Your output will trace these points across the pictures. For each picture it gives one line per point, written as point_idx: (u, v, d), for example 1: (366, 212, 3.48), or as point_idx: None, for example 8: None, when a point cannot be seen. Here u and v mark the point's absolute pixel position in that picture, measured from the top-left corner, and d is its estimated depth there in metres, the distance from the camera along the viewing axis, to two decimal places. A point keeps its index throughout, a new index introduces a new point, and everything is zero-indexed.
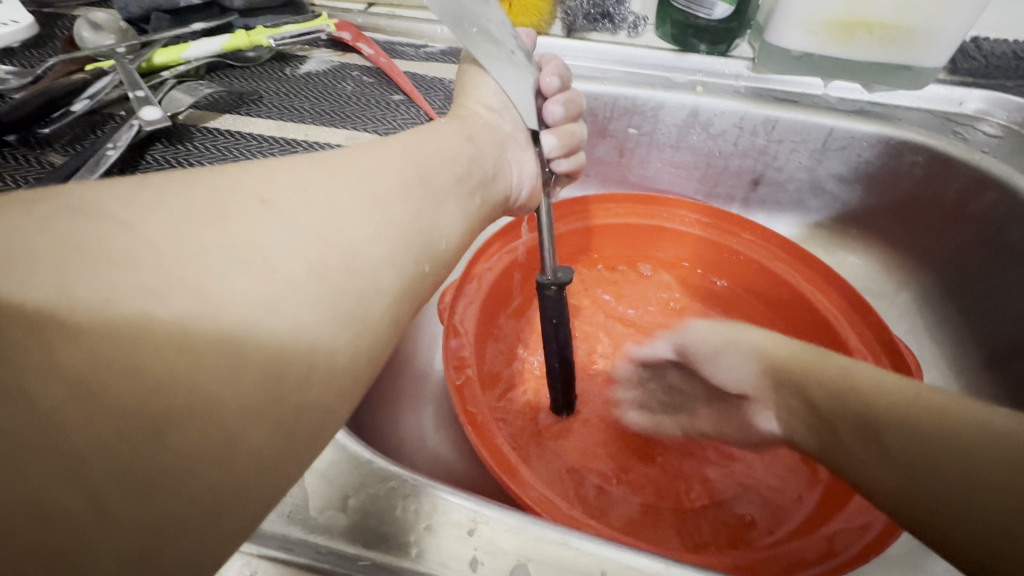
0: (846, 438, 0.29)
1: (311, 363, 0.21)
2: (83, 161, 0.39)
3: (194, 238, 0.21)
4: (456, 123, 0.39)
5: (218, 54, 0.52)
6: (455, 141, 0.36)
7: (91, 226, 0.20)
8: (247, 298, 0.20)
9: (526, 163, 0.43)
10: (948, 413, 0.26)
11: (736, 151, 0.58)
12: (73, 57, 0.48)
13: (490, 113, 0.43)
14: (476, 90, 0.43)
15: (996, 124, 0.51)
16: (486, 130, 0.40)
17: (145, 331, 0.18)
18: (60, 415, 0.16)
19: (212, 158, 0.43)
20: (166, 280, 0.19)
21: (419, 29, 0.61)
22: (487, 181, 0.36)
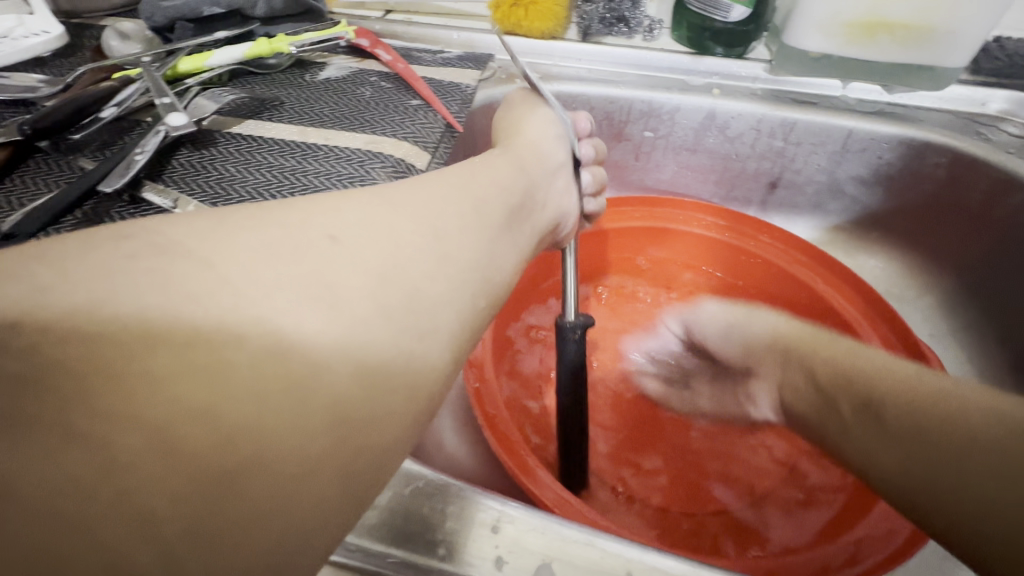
0: (849, 415, 0.32)
1: (370, 410, 0.21)
2: (113, 166, 0.39)
3: (266, 277, 0.21)
4: (506, 151, 0.38)
5: (240, 62, 0.53)
6: (510, 167, 0.36)
7: (170, 262, 0.20)
8: (320, 334, 0.21)
9: (570, 196, 0.42)
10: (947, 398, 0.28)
11: (754, 154, 0.57)
12: (101, 66, 0.50)
13: (543, 139, 0.41)
14: (529, 121, 0.43)
15: (1021, 125, 0.50)
16: (536, 159, 0.39)
17: (225, 372, 0.19)
18: (137, 465, 0.16)
19: (236, 163, 0.44)
20: (242, 318, 0.20)
21: (436, 36, 0.62)
22: (536, 211, 0.36)
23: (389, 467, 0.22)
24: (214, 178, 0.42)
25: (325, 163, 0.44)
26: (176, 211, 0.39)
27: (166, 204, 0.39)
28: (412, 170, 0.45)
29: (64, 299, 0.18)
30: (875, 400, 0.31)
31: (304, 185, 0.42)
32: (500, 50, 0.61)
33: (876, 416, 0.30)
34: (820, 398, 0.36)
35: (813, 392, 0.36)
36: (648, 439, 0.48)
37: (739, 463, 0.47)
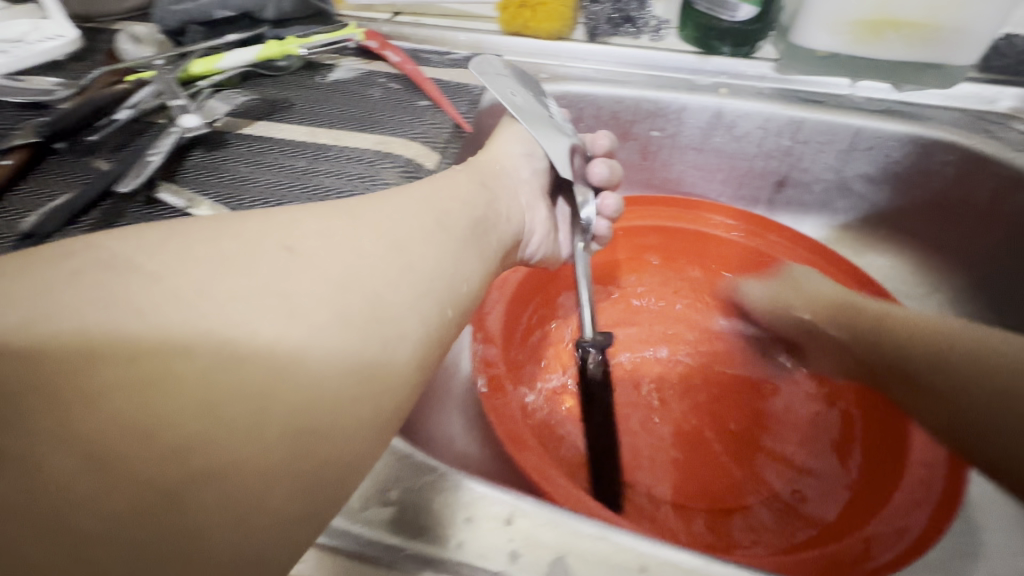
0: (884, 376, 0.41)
1: (327, 414, 0.22)
2: (127, 167, 0.40)
3: (219, 289, 0.23)
4: (468, 168, 0.41)
5: (251, 64, 0.54)
6: (473, 185, 0.39)
7: (123, 281, 0.22)
8: (275, 341, 0.22)
9: (536, 211, 0.46)
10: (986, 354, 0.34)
11: (761, 153, 0.58)
12: (115, 68, 0.51)
13: (510, 159, 0.45)
14: (502, 141, 0.46)
15: None
16: (498, 175, 0.43)
17: (170, 386, 0.20)
18: (80, 475, 0.18)
19: (247, 163, 0.44)
20: (193, 330, 0.21)
21: (443, 37, 0.63)
22: (498, 223, 0.39)
23: (349, 475, 0.23)
24: (226, 178, 0.43)
25: (337, 164, 0.45)
26: (189, 211, 0.40)
27: (179, 204, 0.40)
28: (421, 169, 0.45)
29: (22, 325, 0.20)
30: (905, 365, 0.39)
31: (318, 185, 0.43)
32: (508, 51, 0.61)
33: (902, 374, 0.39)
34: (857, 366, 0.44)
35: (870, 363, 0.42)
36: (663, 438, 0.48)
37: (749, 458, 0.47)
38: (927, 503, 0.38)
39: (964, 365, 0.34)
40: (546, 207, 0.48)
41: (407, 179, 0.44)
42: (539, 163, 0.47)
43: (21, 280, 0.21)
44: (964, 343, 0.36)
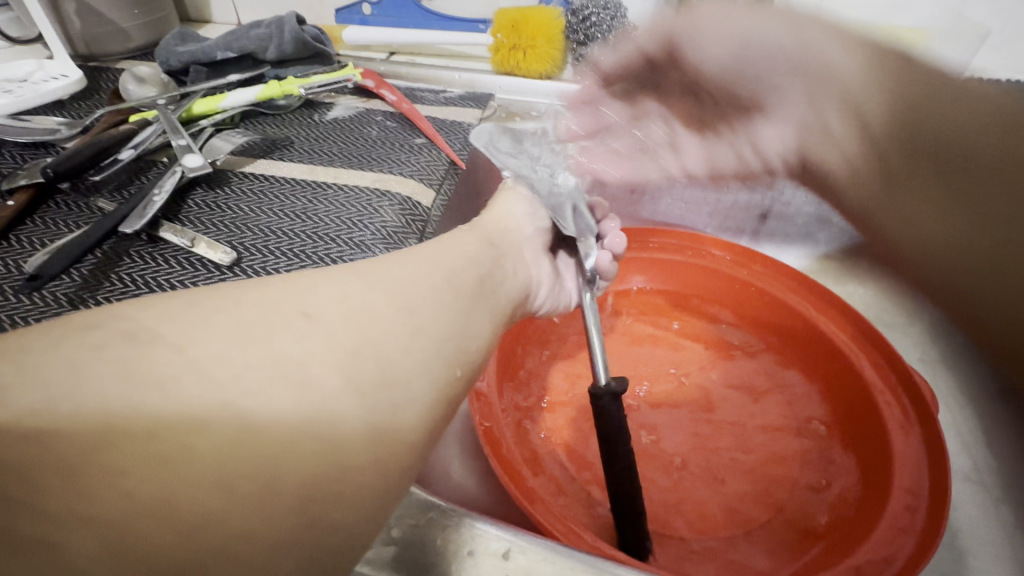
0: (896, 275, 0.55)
1: (340, 486, 0.21)
2: (132, 207, 0.41)
3: (237, 358, 0.21)
4: (475, 228, 0.42)
5: (251, 103, 0.56)
6: (472, 244, 0.38)
7: (137, 348, 0.20)
8: (293, 411, 0.21)
9: (544, 265, 0.46)
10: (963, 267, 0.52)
11: (743, 187, 0.60)
12: (119, 109, 0.52)
13: (513, 218, 0.47)
14: (505, 203, 0.48)
15: None
16: (504, 234, 0.44)
17: (184, 463, 0.18)
18: (91, 571, 0.16)
19: (249, 203, 0.45)
20: (210, 402, 0.20)
21: (437, 76, 0.65)
22: (507, 276, 0.39)
23: (358, 547, 0.22)
24: (227, 217, 0.44)
25: (336, 202, 0.46)
26: (193, 249, 0.40)
27: (183, 243, 0.40)
28: (417, 207, 0.47)
29: (23, 399, 0.18)
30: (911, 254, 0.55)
31: (321, 227, 0.43)
32: (500, 90, 0.64)
33: None
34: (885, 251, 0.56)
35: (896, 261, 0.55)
36: (656, 468, 0.48)
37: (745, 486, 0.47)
38: (913, 529, 0.38)
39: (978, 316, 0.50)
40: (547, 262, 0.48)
41: (404, 217, 0.46)
42: (542, 222, 0.49)
43: (29, 341, 0.20)
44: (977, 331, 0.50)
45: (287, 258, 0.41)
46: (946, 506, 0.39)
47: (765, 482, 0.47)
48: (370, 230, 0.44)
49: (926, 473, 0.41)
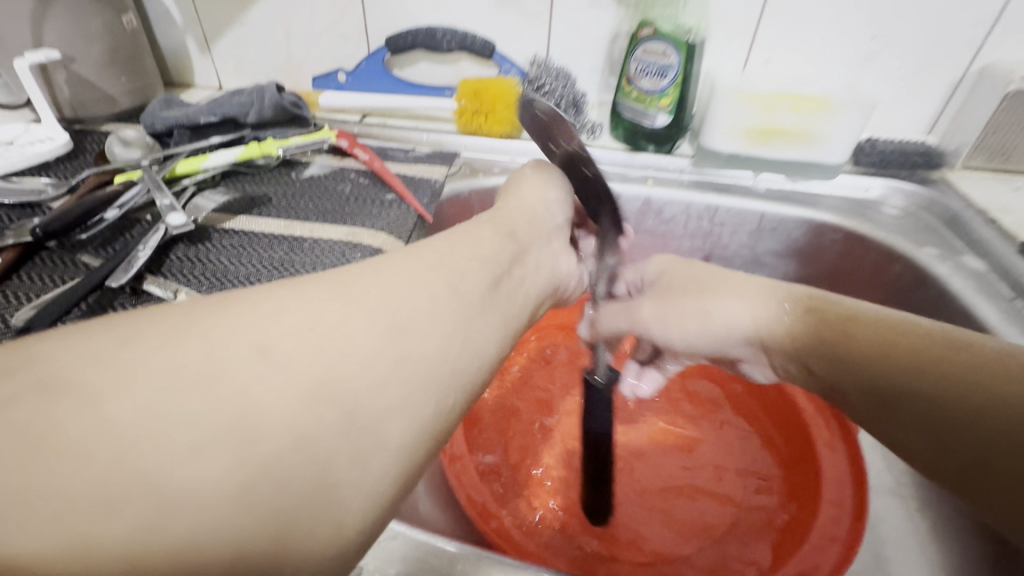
0: (869, 412, 0.34)
1: (280, 559, 0.19)
2: (117, 263, 0.44)
3: (166, 409, 0.19)
4: (495, 218, 0.39)
5: (232, 164, 0.60)
6: (497, 232, 0.37)
7: (55, 405, 0.18)
8: (223, 480, 0.18)
9: (561, 261, 0.42)
10: (898, 354, 0.33)
11: (686, 234, 0.67)
12: (103, 169, 0.56)
13: (541, 208, 0.43)
14: (527, 190, 0.44)
15: (896, 207, 0.61)
16: (525, 225, 0.40)
17: (85, 557, 0.16)
18: None
19: (229, 256, 0.49)
20: (125, 473, 0.17)
21: (408, 137, 0.71)
22: (527, 272, 0.37)
23: None
24: (209, 269, 0.47)
25: (311, 254, 0.50)
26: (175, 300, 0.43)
27: (166, 295, 0.43)
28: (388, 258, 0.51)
29: None
30: (890, 390, 0.33)
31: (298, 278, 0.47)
32: (466, 149, 0.70)
33: (891, 405, 0.33)
34: (856, 391, 0.35)
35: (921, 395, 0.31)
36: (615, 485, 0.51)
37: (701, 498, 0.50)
38: (841, 538, 0.42)
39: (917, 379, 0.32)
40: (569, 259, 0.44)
41: None
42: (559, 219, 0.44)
43: None
44: (915, 334, 0.33)
45: None
46: (866, 515, 0.43)
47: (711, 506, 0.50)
48: None
49: (849, 487, 0.45)
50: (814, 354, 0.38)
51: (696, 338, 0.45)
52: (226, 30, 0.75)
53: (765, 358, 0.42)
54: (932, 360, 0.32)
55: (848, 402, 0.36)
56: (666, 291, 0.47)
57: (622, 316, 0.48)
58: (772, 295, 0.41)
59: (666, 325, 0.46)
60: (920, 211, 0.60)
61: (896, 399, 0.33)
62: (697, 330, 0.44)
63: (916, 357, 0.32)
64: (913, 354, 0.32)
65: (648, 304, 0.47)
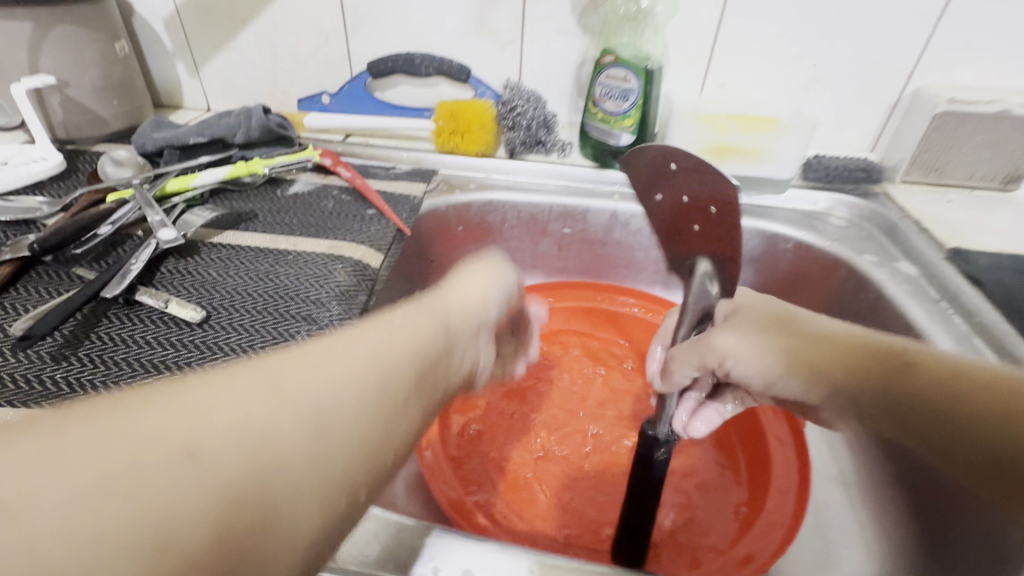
0: (975, 480, 0.30)
1: None
2: (112, 275, 0.47)
3: (92, 516, 0.17)
4: (420, 302, 0.35)
5: (220, 182, 0.64)
6: (427, 327, 0.32)
7: None
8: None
9: (475, 351, 0.37)
10: (1011, 416, 0.29)
11: (651, 245, 0.71)
12: (97, 188, 0.59)
13: (476, 299, 0.38)
14: (463, 275, 0.39)
15: (841, 217, 0.66)
16: (453, 314, 0.35)
17: None
18: None
19: (217, 268, 0.52)
20: None
21: (389, 155, 0.75)
22: (450, 361, 0.33)
23: None
24: (198, 282, 0.50)
25: (295, 266, 0.53)
26: (167, 309, 0.46)
27: (158, 304, 0.46)
28: (368, 268, 0.55)
29: None
30: (1001, 457, 0.28)
31: (282, 288, 0.50)
32: (443, 166, 0.74)
33: (1007, 474, 0.28)
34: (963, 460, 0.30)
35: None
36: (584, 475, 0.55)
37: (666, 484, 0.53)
38: (783, 522, 0.47)
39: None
40: (485, 345, 0.38)
41: (357, 277, 0.53)
42: (493, 310, 0.39)
43: None
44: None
45: (254, 315, 0.47)
46: (806, 501, 0.48)
47: (672, 501, 0.52)
48: (326, 289, 0.51)
49: (794, 476, 0.50)
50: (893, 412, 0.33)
51: (777, 379, 0.40)
52: (214, 55, 0.79)
53: (840, 407, 0.37)
54: None
55: (951, 469, 0.31)
56: (744, 322, 0.43)
57: (694, 355, 0.44)
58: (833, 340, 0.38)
59: (746, 363, 0.42)
60: (862, 221, 0.66)
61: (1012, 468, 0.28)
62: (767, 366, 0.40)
63: None
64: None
65: (734, 335, 0.42)
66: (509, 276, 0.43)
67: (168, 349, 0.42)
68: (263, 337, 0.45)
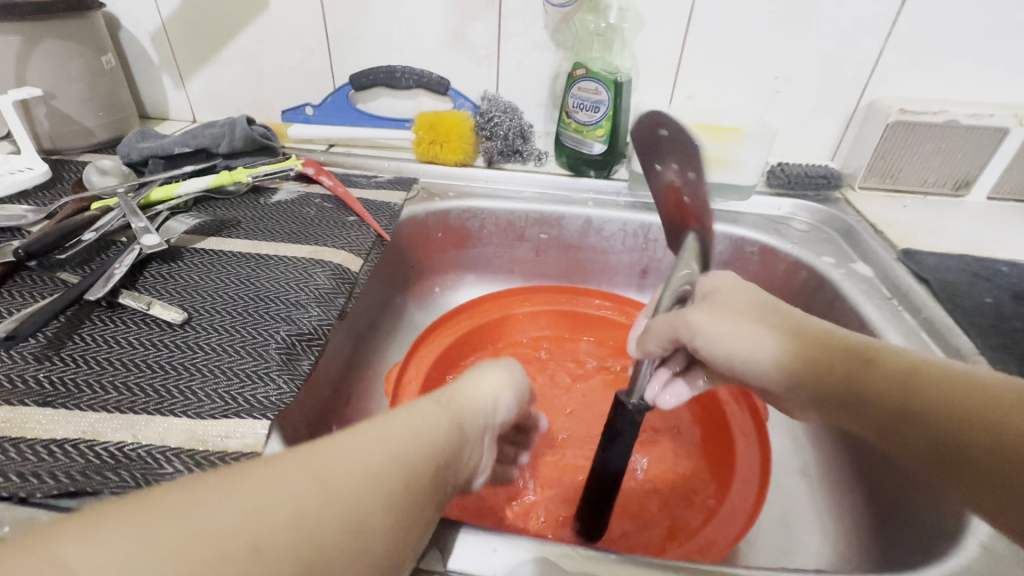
0: (928, 469, 0.30)
1: None
2: (95, 279, 0.48)
3: None
4: (436, 399, 0.34)
5: (204, 190, 0.65)
6: (443, 429, 0.32)
7: None
8: None
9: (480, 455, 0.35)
10: (959, 398, 0.29)
11: (625, 249, 0.74)
12: (82, 196, 0.60)
13: (489, 399, 0.38)
14: (476, 373, 0.39)
15: (803, 222, 0.70)
16: (467, 416, 0.35)
17: None
18: None
19: (199, 273, 0.54)
20: None
21: (371, 165, 0.78)
22: (453, 473, 0.32)
23: None
24: (180, 286, 0.51)
25: (276, 270, 0.55)
26: (149, 311, 0.47)
27: (140, 306, 0.47)
28: (348, 272, 0.57)
29: None
30: (951, 442, 0.29)
31: (263, 291, 0.52)
32: (424, 175, 0.76)
33: (958, 458, 0.28)
34: (920, 448, 0.30)
35: (998, 446, 0.27)
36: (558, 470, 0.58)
37: (638, 478, 0.56)
38: (746, 509, 0.48)
39: (990, 427, 0.28)
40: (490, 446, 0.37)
41: (336, 281, 0.55)
42: (503, 409, 0.39)
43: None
44: (981, 384, 0.29)
45: (234, 317, 0.48)
46: (768, 488, 0.50)
47: (643, 493, 0.54)
48: (306, 291, 0.53)
49: (757, 465, 0.52)
50: (856, 401, 0.33)
51: (743, 365, 0.38)
52: (200, 68, 0.81)
53: (800, 400, 0.36)
54: (998, 405, 0.28)
55: (907, 459, 0.31)
56: (725, 304, 0.40)
57: (670, 328, 0.42)
58: (797, 328, 0.37)
59: (718, 342, 0.39)
60: (822, 226, 0.69)
61: (961, 451, 0.28)
62: (741, 352, 0.38)
63: (981, 402, 0.28)
64: (976, 398, 0.29)
65: (705, 315, 0.40)
66: (525, 381, 0.43)
67: (151, 349, 0.44)
68: (244, 337, 0.46)
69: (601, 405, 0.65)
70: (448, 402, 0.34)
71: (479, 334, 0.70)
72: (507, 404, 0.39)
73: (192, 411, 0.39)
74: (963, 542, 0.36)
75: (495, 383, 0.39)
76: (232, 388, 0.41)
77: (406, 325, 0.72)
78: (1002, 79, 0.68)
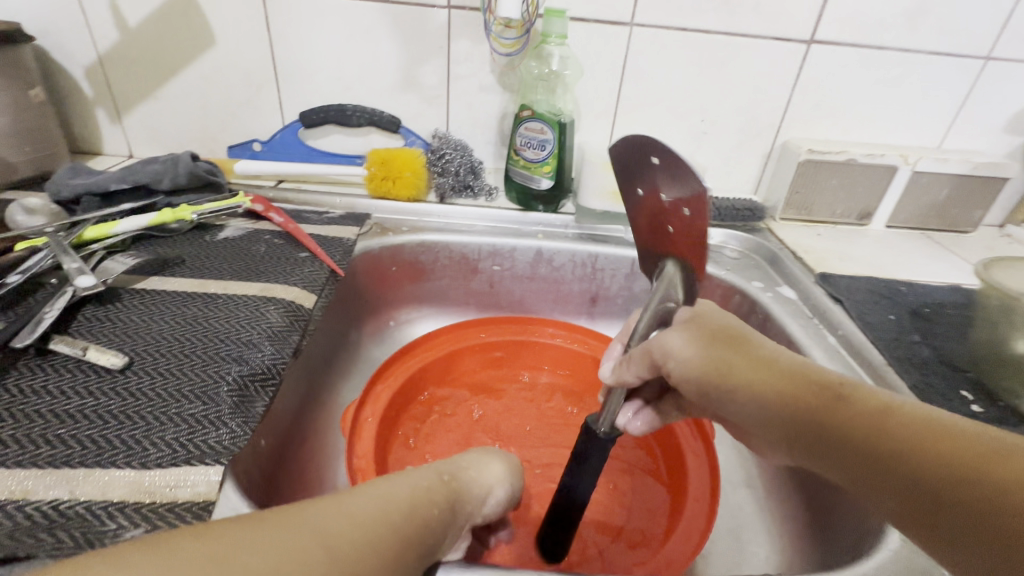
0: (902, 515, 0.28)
1: None
2: (23, 324, 0.45)
3: None
4: (429, 472, 0.37)
5: (143, 228, 0.63)
6: (440, 502, 0.34)
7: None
8: None
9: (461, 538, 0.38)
10: (929, 443, 0.27)
11: (574, 278, 0.77)
12: (5, 236, 0.56)
13: (486, 487, 0.41)
14: (479, 459, 0.43)
15: (733, 250, 0.76)
16: (460, 497, 0.37)
17: None
18: None
19: (139, 314, 0.51)
20: None
21: (322, 200, 0.78)
22: (440, 543, 0.33)
23: None
24: (120, 328, 0.49)
25: (225, 309, 0.54)
26: (84, 356, 0.44)
27: (75, 352, 0.44)
28: (302, 308, 0.56)
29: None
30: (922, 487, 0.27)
31: (211, 331, 0.50)
32: (377, 211, 0.77)
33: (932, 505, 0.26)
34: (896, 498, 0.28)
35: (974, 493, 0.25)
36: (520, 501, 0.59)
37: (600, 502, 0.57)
38: (700, 524, 0.51)
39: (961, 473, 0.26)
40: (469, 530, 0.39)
41: (289, 317, 0.54)
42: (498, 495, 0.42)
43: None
44: (950, 429, 0.27)
45: (180, 359, 0.46)
46: (718, 502, 0.53)
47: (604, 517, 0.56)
48: (258, 329, 0.52)
49: (707, 481, 0.55)
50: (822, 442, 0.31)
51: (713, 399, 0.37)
52: (139, 103, 0.79)
53: (774, 444, 0.35)
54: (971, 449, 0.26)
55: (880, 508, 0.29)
56: (700, 326, 0.40)
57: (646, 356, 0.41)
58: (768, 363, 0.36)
59: (691, 367, 0.38)
60: (750, 253, 0.76)
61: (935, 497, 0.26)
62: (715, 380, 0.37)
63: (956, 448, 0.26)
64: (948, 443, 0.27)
65: (680, 336, 0.39)
66: (520, 477, 0.45)
67: (88, 398, 0.41)
68: (191, 379, 0.45)
69: (558, 431, 0.67)
70: (437, 476, 0.37)
71: (436, 367, 0.70)
72: (504, 489, 0.43)
73: (138, 461, 0.37)
74: (885, 536, 0.40)
75: (492, 471, 0.42)
76: (179, 435, 0.39)
77: (360, 362, 0.71)
78: (888, 124, 0.79)
